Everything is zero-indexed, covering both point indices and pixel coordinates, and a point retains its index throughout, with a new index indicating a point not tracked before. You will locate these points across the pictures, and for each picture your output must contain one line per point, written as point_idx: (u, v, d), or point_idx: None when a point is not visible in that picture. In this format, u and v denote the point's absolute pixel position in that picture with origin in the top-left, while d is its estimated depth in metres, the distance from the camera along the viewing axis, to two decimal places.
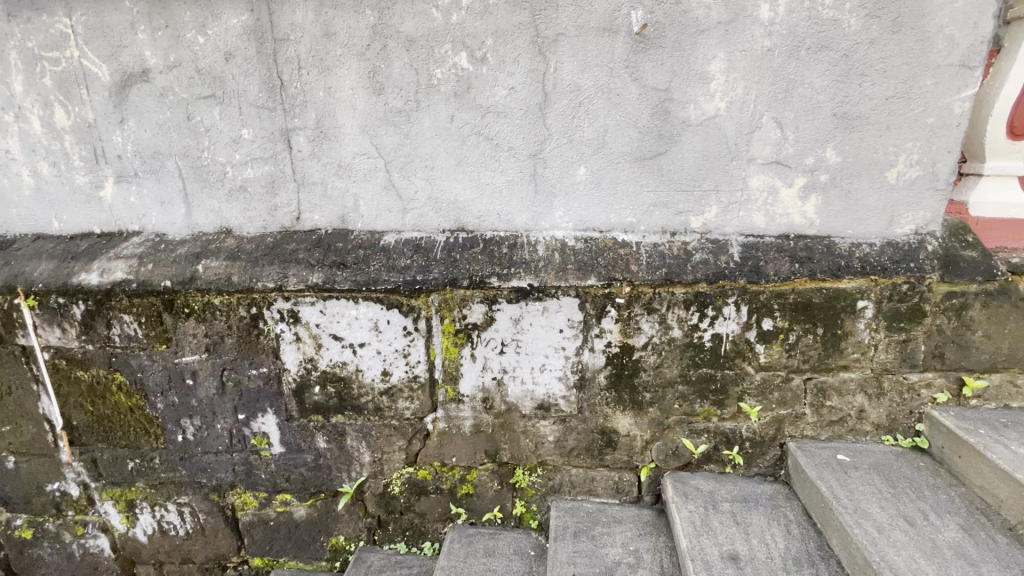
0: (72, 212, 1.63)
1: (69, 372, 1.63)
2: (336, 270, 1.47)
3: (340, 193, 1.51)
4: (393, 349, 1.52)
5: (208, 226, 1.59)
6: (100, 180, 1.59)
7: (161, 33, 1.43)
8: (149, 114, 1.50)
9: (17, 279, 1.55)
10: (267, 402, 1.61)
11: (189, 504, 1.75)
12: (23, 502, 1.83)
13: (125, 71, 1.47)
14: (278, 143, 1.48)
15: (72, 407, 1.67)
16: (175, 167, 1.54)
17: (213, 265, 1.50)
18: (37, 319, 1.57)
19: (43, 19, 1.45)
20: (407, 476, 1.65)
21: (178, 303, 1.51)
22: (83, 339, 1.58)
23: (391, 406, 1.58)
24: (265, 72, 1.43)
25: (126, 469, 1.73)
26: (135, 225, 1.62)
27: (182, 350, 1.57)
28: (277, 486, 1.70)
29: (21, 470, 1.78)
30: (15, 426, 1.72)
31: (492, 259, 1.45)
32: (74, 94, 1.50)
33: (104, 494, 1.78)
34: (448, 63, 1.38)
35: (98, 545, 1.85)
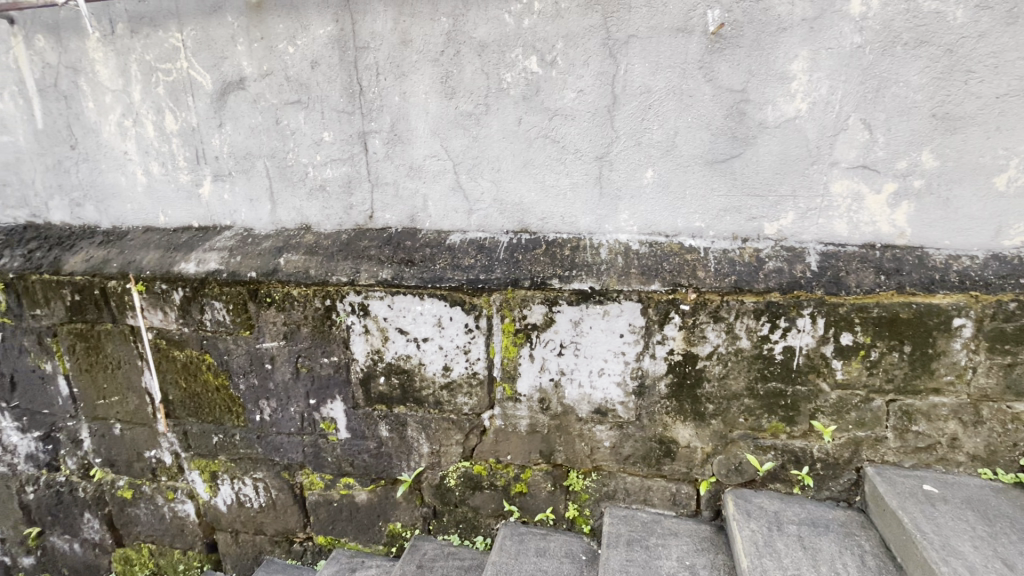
0: (175, 207, 1.81)
1: (167, 351, 1.81)
2: (404, 267, 1.53)
3: (410, 193, 1.58)
4: (454, 345, 1.56)
5: (290, 223, 1.71)
6: (200, 179, 1.75)
7: (256, 44, 1.56)
8: (244, 118, 1.63)
9: (129, 266, 1.74)
10: (336, 389, 1.70)
11: (263, 480, 1.89)
12: (126, 465, 2.05)
13: (225, 80, 1.61)
14: (356, 145, 1.57)
15: (168, 383, 1.85)
16: (264, 168, 1.67)
17: (293, 259, 1.62)
18: (143, 302, 1.76)
19: (159, 35, 1.62)
20: (463, 469, 1.70)
21: (262, 292, 1.63)
22: (181, 322, 1.75)
23: (451, 401, 1.63)
24: (346, 78, 1.52)
25: (211, 442, 1.89)
26: (227, 220, 1.77)
27: (263, 336, 1.70)
28: (342, 469, 1.79)
29: (125, 436, 1.99)
30: (122, 396, 1.93)
31: (554, 260, 1.46)
32: (182, 101, 1.67)
33: (191, 464, 1.96)
34: (518, 67, 1.40)
35: (185, 510, 2.04)
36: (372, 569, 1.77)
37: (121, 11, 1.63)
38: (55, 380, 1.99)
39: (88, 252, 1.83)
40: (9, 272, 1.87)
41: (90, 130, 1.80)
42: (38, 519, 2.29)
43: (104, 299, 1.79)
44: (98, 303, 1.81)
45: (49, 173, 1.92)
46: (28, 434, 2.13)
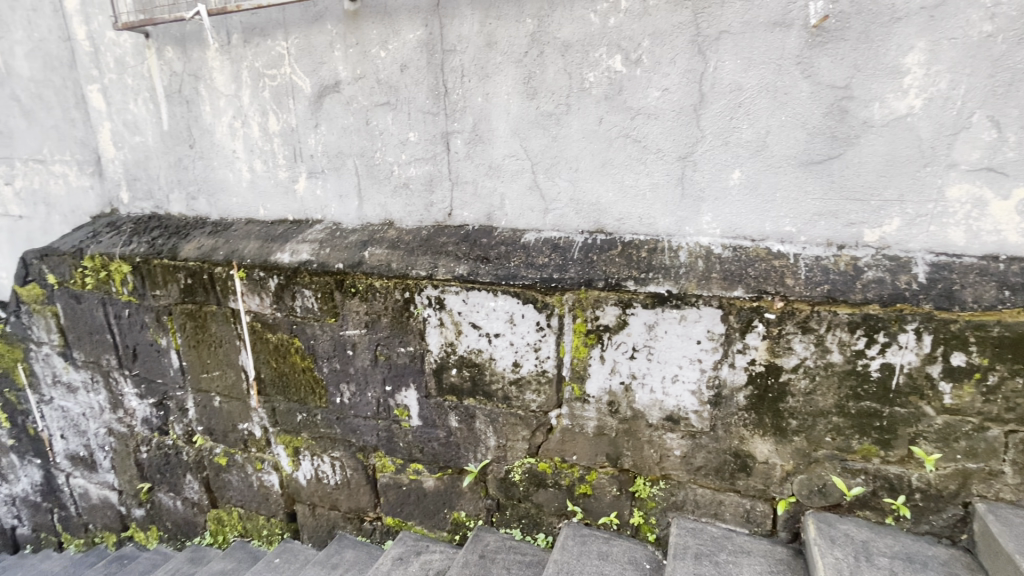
0: (274, 201, 1.97)
1: (262, 333, 1.97)
2: (480, 263, 1.57)
3: (488, 191, 1.62)
4: (525, 343, 1.58)
5: (375, 218, 1.81)
6: (296, 176, 1.89)
7: (352, 50, 1.66)
8: (338, 120, 1.75)
9: (233, 254, 1.92)
10: (410, 378, 1.78)
11: (340, 459, 2.02)
12: (223, 435, 2.26)
13: (322, 84, 1.73)
14: (439, 145, 1.63)
15: (261, 362, 2.02)
16: (353, 166, 1.78)
17: (376, 252, 1.71)
18: (244, 288, 1.93)
19: (267, 44, 1.77)
20: (528, 465, 1.71)
21: (348, 283, 1.74)
22: (275, 307, 1.90)
23: (519, 397, 1.65)
24: (433, 81, 1.58)
25: (296, 420, 2.04)
26: (318, 214, 1.90)
27: (346, 324, 1.80)
28: (412, 455, 1.87)
29: (223, 408, 2.20)
30: (222, 372, 2.13)
31: (630, 262, 1.44)
32: (284, 103, 1.81)
33: (278, 438, 2.12)
34: (601, 67, 1.39)
35: (270, 480, 2.22)
36: (436, 553, 1.83)
37: (236, 22, 1.79)
38: (168, 354, 2.23)
39: (200, 241, 2.04)
40: (136, 257, 2.12)
41: (206, 131, 2.00)
42: (149, 476, 2.58)
43: (211, 284, 1.99)
44: (206, 286, 2.01)
45: (171, 170, 2.16)
46: (145, 400, 2.41)
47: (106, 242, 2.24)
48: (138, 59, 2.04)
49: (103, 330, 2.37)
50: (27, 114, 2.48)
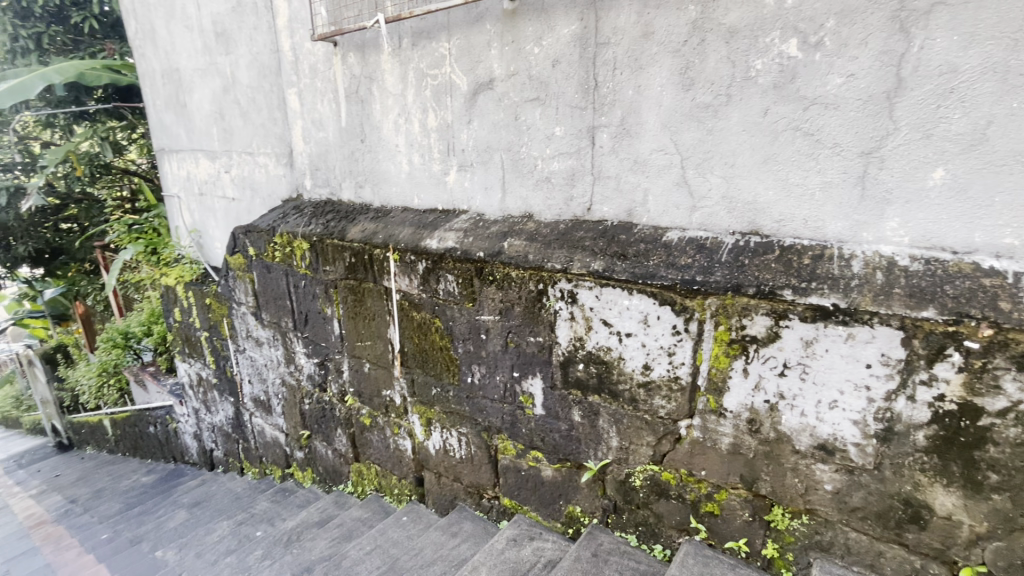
0: (426, 192, 2.15)
1: (408, 311, 2.17)
2: (617, 260, 1.54)
3: (631, 187, 1.57)
4: (658, 345, 1.52)
5: (516, 210, 1.87)
6: (448, 169, 2.03)
7: (508, 47, 1.72)
8: (489, 116, 1.84)
9: (390, 238, 2.13)
10: (537, 368, 1.82)
11: (466, 436, 2.14)
12: (369, 398, 2.55)
13: (478, 81, 1.83)
14: (584, 139, 1.63)
15: (405, 337, 2.23)
16: (500, 160, 1.86)
17: (515, 243, 1.76)
18: (396, 269, 2.13)
19: (432, 46, 1.92)
20: (650, 473, 1.65)
21: (487, 271, 1.83)
22: (420, 288, 2.07)
23: (647, 401, 1.59)
24: (583, 75, 1.58)
25: (431, 393, 2.22)
26: (465, 205, 2.03)
27: (482, 309, 1.90)
28: (533, 443, 1.92)
29: (371, 374, 2.47)
30: (373, 342, 2.39)
31: (789, 269, 1.30)
32: (443, 101, 1.96)
33: (414, 408, 2.32)
34: (772, 53, 1.27)
35: (405, 444, 2.44)
36: (549, 542, 1.86)
37: (407, 28, 1.97)
38: (332, 321, 2.57)
39: (363, 225, 2.31)
40: (314, 236, 2.47)
41: (375, 127, 2.25)
42: (309, 425, 3.01)
43: (370, 263, 2.23)
44: (366, 265, 2.27)
45: (345, 162, 2.47)
46: (311, 360, 2.81)
47: (292, 223, 2.64)
48: (327, 65, 2.36)
49: (284, 297, 2.81)
50: (244, 115, 3.02)
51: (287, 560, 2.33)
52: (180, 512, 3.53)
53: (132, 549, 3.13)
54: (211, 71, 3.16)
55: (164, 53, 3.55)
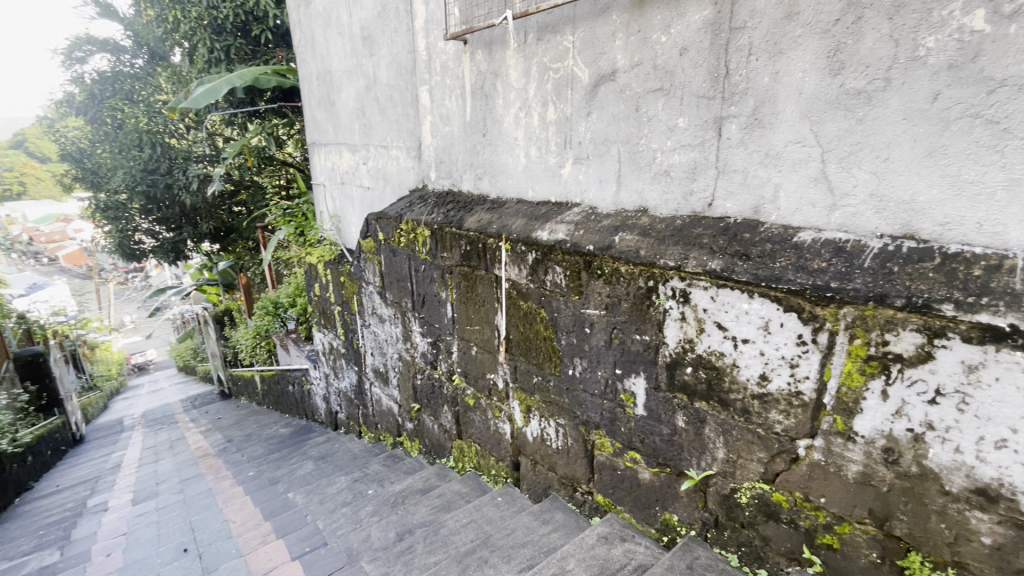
0: (541, 184, 2.19)
1: (516, 300, 2.22)
2: (738, 260, 1.45)
3: (760, 182, 1.46)
4: (779, 355, 1.40)
5: (630, 205, 1.83)
6: (564, 161, 2.05)
7: (633, 37, 1.68)
8: (609, 108, 1.81)
9: (504, 229, 2.21)
10: (641, 367, 1.76)
11: (564, 427, 2.16)
12: (474, 380, 2.67)
13: (600, 73, 1.81)
14: (709, 130, 1.54)
15: (511, 325, 2.30)
16: (617, 153, 1.83)
17: (627, 237, 1.73)
18: (507, 258, 2.19)
19: (557, 39, 1.94)
20: (759, 491, 1.54)
21: (595, 264, 1.80)
22: (528, 278, 2.11)
23: (761, 414, 1.48)
24: (714, 63, 1.49)
25: (532, 381, 2.27)
26: (578, 198, 2.03)
27: (588, 303, 1.88)
28: (631, 443, 1.88)
29: (477, 357, 2.59)
30: (482, 327, 2.50)
31: (951, 280, 1.11)
32: (563, 94, 1.98)
33: (515, 394, 2.39)
34: (949, 28, 1.08)
35: (504, 428, 2.53)
36: (641, 546, 1.82)
37: (533, 23, 2.02)
38: (445, 305, 2.74)
39: (480, 215, 2.42)
40: (434, 224, 2.64)
41: (496, 121, 2.34)
42: (419, 399, 3.25)
43: (483, 252, 2.33)
44: (479, 253, 2.37)
45: (467, 154, 2.60)
46: (425, 339, 3.02)
47: (417, 211, 2.86)
48: (457, 62, 2.50)
49: (406, 279, 3.05)
50: (382, 112, 3.32)
51: (392, 519, 2.54)
52: (309, 462, 4.02)
53: (270, 487, 3.64)
54: (357, 72, 3.52)
55: (320, 57, 4.01)
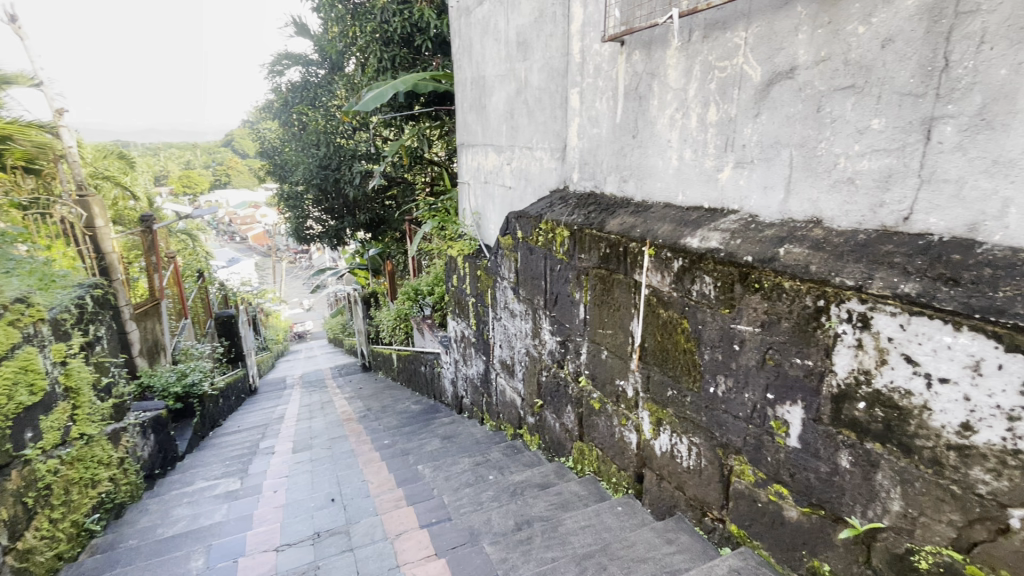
0: (694, 189, 2.09)
1: (655, 308, 2.15)
2: (942, 285, 1.24)
3: (980, 195, 1.22)
4: (991, 404, 1.15)
5: (800, 214, 1.67)
6: (722, 165, 1.93)
7: (822, 30, 1.52)
8: (783, 107, 1.66)
9: (648, 233, 2.15)
10: (799, 394, 1.59)
11: (698, 447, 2.04)
12: (602, 384, 2.65)
13: (775, 70, 1.67)
14: (914, 133, 1.33)
15: (648, 333, 2.23)
16: (788, 157, 1.68)
17: (794, 250, 1.58)
18: (650, 264, 2.12)
19: (726, 36, 1.83)
20: (946, 559, 1.29)
21: (752, 277, 1.67)
22: (672, 287, 2.03)
23: (958, 469, 1.24)
24: (927, 55, 1.28)
25: (666, 394, 2.18)
26: (736, 204, 1.90)
27: (740, 318, 1.75)
28: (778, 476, 1.71)
29: (608, 362, 2.57)
30: (615, 331, 2.47)
31: None
32: (728, 94, 1.86)
33: (646, 405, 2.32)
34: None
35: (630, 437, 2.47)
36: None
37: (700, 20, 1.92)
38: (578, 306, 2.75)
39: (623, 218, 2.38)
40: (574, 225, 2.66)
41: (649, 123, 2.28)
42: (543, 396, 3.31)
43: (624, 256, 2.29)
44: (619, 257, 2.33)
45: (613, 157, 2.58)
46: (554, 338, 3.07)
47: (557, 212, 2.90)
48: (611, 64, 2.48)
49: (540, 277, 3.12)
50: (530, 114, 3.43)
51: (512, 507, 2.63)
52: (435, 440, 4.33)
53: (402, 458, 3.99)
54: (509, 77, 3.68)
55: (476, 63, 4.27)
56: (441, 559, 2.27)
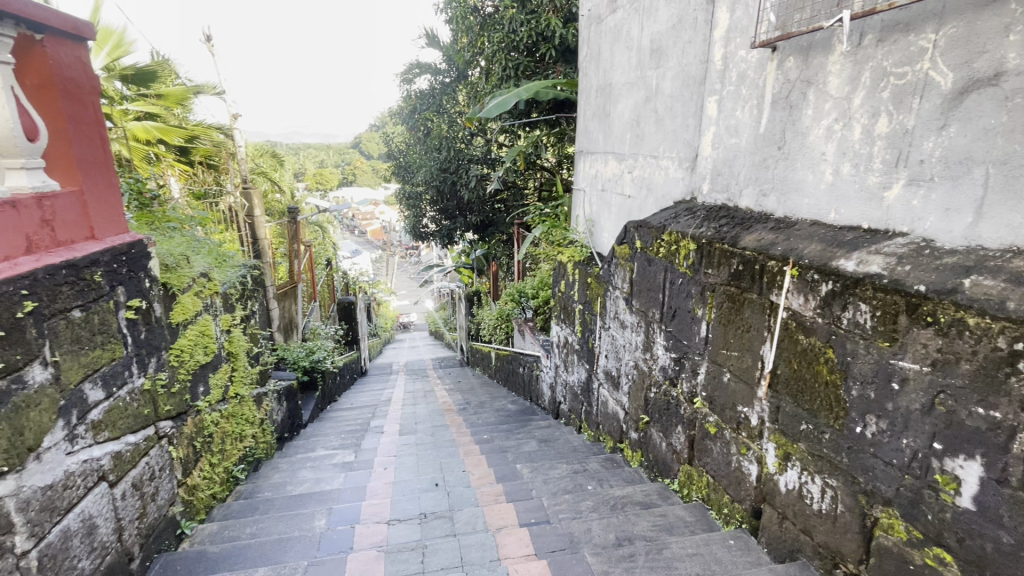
0: (851, 207, 1.91)
1: (793, 332, 1.99)
2: None
3: None
4: None
5: (993, 242, 1.44)
6: (890, 182, 1.74)
7: None
8: (979, 119, 1.45)
9: (791, 252, 1.99)
10: (979, 449, 1.38)
11: (834, 490, 1.85)
12: (721, 408, 2.51)
13: (973, 77, 1.46)
14: None
15: (782, 359, 2.07)
16: (983, 175, 1.45)
17: (983, 282, 1.37)
18: (791, 285, 1.97)
19: (908, 39, 1.64)
20: None
21: (923, 309, 1.48)
22: (817, 311, 1.86)
23: None
24: None
25: (798, 427, 2.01)
26: (905, 226, 1.70)
27: (903, 354, 1.56)
28: (940, 538, 1.49)
29: (730, 385, 2.42)
30: (741, 354, 2.33)
31: None
32: (905, 103, 1.66)
33: (772, 436, 2.16)
34: None
35: (750, 468, 2.31)
36: None
37: (875, 22, 1.74)
38: (700, 323, 2.64)
39: (760, 234, 2.24)
40: (703, 238, 2.55)
41: (800, 133, 2.12)
42: (650, 412, 3.21)
43: (760, 274, 2.15)
44: (754, 275, 2.20)
45: (753, 168, 2.44)
46: (669, 354, 2.97)
47: (683, 223, 2.80)
48: (759, 71, 2.35)
49: (659, 290, 3.04)
50: (659, 122, 3.36)
51: (613, 521, 2.57)
52: (533, 441, 4.38)
53: (500, 455, 4.09)
54: (639, 84, 3.63)
55: (603, 71, 4.28)
56: (542, 560, 2.29)
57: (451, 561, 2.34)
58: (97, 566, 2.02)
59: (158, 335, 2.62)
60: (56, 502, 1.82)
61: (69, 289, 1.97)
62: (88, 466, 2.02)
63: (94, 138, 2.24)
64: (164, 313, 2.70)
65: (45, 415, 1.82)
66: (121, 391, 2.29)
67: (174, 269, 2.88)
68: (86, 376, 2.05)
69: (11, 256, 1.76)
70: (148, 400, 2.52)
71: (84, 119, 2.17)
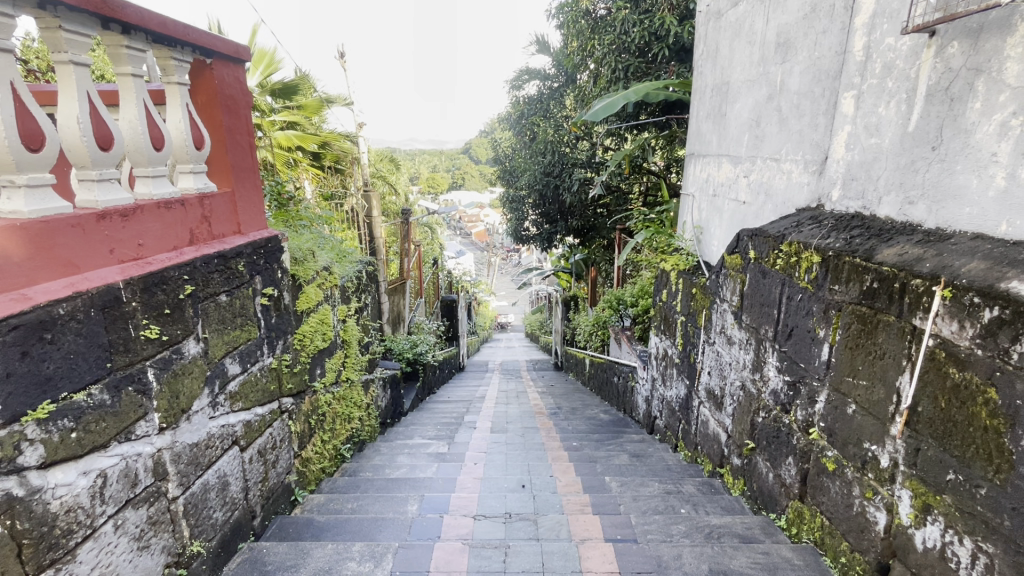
0: None
1: (942, 365, 1.69)
2: None
3: None
4: None
5: None
6: None
7: None
8: None
9: (944, 269, 1.69)
10: None
11: (988, 557, 1.55)
12: (842, 443, 2.22)
13: None
14: None
15: (926, 395, 1.77)
16: None
17: None
18: (943, 309, 1.67)
19: None
20: None
21: None
22: (977, 342, 1.57)
23: None
24: None
25: (944, 476, 1.70)
26: None
27: None
28: None
29: (855, 418, 2.14)
30: (871, 384, 2.04)
31: None
32: None
33: (906, 482, 1.86)
34: None
35: (877, 517, 2.01)
36: None
37: None
38: (821, 345, 2.36)
39: (903, 247, 1.95)
40: (829, 251, 2.28)
41: (962, 131, 1.81)
42: (757, 438, 2.94)
43: (900, 293, 1.86)
44: (892, 295, 1.91)
45: (898, 172, 2.13)
46: (783, 377, 2.70)
47: (807, 233, 2.52)
48: (911, 60, 2.04)
49: (774, 306, 2.78)
50: (782, 122, 3.07)
51: (707, 550, 2.38)
52: (624, 455, 4.23)
53: (589, 464, 4.00)
54: (761, 81, 3.36)
55: (721, 68, 4.03)
56: None
57: (532, 565, 2.33)
58: (227, 518, 2.32)
59: (286, 320, 2.95)
60: (200, 458, 2.12)
61: (218, 276, 2.28)
62: (225, 430, 2.33)
63: (245, 145, 2.58)
64: (292, 301, 3.03)
65: (195, 382, 2.12)
66: (254, 367, 2.60)
67: (302, 262, 3.22)
68: (227, 352, 2.36)
69: (178, 246, 2.09)
70: (275, 378, 2.84)
71: (237, 129, 2.51)
